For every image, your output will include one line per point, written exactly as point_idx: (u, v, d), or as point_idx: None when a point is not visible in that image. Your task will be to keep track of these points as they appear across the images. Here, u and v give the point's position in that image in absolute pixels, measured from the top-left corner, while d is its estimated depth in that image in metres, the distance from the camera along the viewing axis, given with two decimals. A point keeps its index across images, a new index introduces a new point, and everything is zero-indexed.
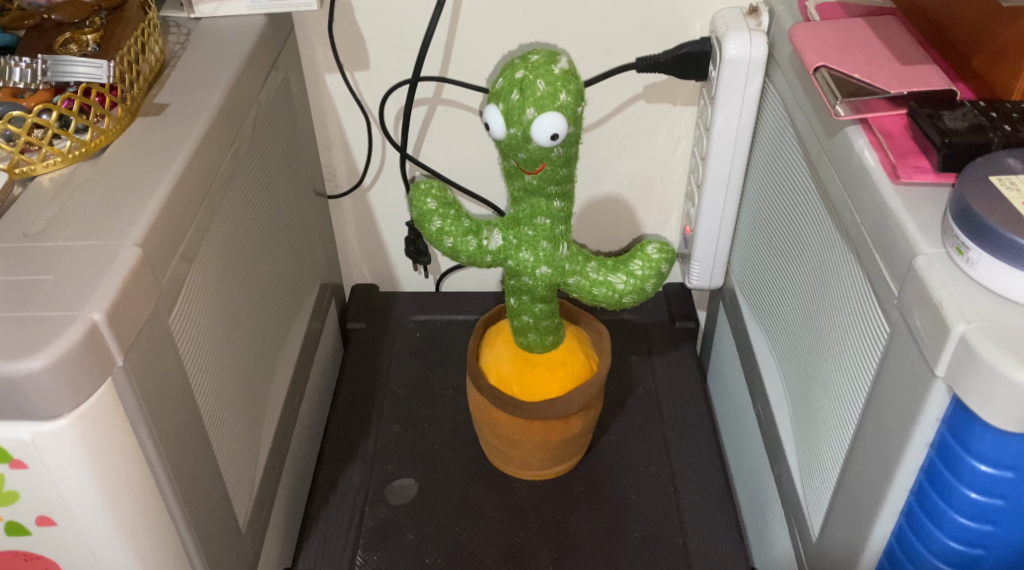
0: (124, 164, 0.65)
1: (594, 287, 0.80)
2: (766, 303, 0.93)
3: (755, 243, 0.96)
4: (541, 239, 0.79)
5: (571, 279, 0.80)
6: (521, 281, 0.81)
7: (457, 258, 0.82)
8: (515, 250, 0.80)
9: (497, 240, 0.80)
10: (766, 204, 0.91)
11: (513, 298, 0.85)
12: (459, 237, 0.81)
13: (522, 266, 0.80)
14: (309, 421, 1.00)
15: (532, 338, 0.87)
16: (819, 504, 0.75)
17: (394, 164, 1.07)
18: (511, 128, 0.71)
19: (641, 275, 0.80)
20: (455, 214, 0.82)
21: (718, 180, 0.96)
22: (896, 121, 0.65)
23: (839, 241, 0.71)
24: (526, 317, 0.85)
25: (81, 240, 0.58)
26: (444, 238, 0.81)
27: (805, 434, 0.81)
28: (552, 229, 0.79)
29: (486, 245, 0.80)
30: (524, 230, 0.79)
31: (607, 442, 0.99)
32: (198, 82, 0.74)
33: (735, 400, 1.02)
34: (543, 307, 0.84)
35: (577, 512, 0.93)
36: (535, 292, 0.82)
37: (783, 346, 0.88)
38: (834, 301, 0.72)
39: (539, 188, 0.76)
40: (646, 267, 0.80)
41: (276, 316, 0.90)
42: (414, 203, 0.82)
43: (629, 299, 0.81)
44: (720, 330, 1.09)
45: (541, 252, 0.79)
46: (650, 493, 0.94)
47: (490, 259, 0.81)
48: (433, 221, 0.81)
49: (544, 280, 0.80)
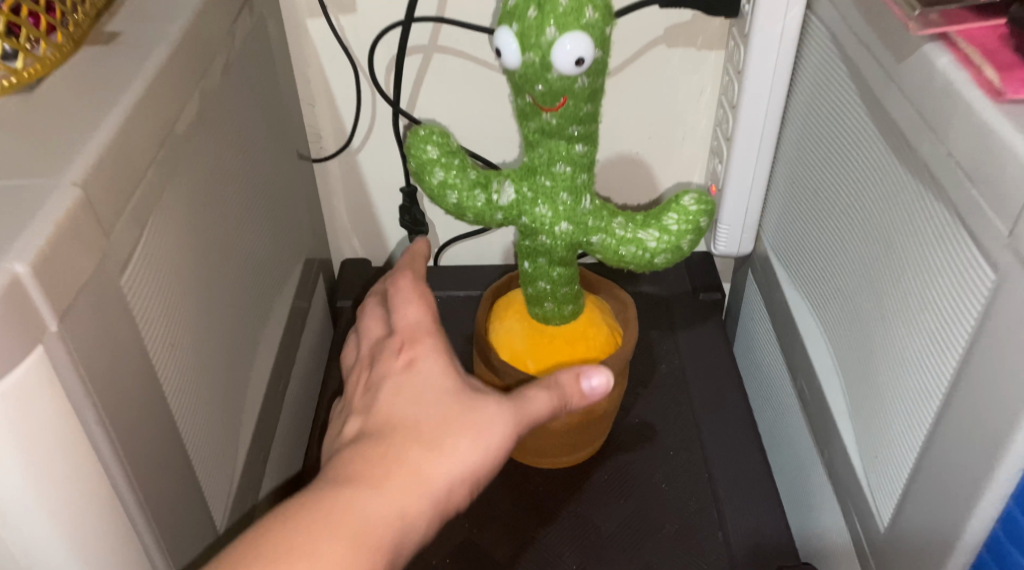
0: (66, 97, 0.54)
1: (621, 246, 0.69)
2: (810, 265, 0.83)
3: (795, 199, 0.86)
4: (560, 190, 0.68)
5: (595, 238, 0.69)
6: (537, 241, 0.71)
7: (462, 216, 0.72)
8: (530, 205, 0.69)
9: (509, 193, 0.69)
10: (808, 153, 0.81)
11: (527, 262, 0.74)
12: (465, 192, 0.70)
13: (538, 223, 0.69)
14: (294, 410, 0.89)
15: (549, 308, 0.77)
16: (892, 489, 0.66)
17: (386, 122, 0.96)
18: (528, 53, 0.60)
19: (677, 231, 0.68)
20: (459, 164, 0.71)
21: (752, 130, 0.86)
22: (988, 33, 0.55)
23: (913, 185, 0.61)
24: (542, 284, 0.74)
25: (8, 179, 0.47)
26: (447, 193, 0.70)
27: (866, 410, 0.71)
28: (573, 179, 0.68)
29: (496, 200, 0.70)
30: (540, 180, 0.68)
31: (631, 426, 0.89)
32: (157, 9, 0.63)
33: (771, 376, 0.92)
34: (561, 272, 0.74)
35: (601, 503, 0.82)
36: (554, 254, 0.72)
37: (834, 312, 0.78)
38: (905, 252, 0.63)
39: (559, 128, 0.64)
40: (682, 222, 0.68)
41: (257, 291, 0.79)
42: (412, 152, 0.71)
43: (661, 260, 0.70)
44: (749, 300, 0.99)
45: (559, 205, 0.68)
46: (681, 481, 0.84)
47: (501, 215, 0.70)
48: (435, 173, 0.70)
49: (563, 239, 0.70)
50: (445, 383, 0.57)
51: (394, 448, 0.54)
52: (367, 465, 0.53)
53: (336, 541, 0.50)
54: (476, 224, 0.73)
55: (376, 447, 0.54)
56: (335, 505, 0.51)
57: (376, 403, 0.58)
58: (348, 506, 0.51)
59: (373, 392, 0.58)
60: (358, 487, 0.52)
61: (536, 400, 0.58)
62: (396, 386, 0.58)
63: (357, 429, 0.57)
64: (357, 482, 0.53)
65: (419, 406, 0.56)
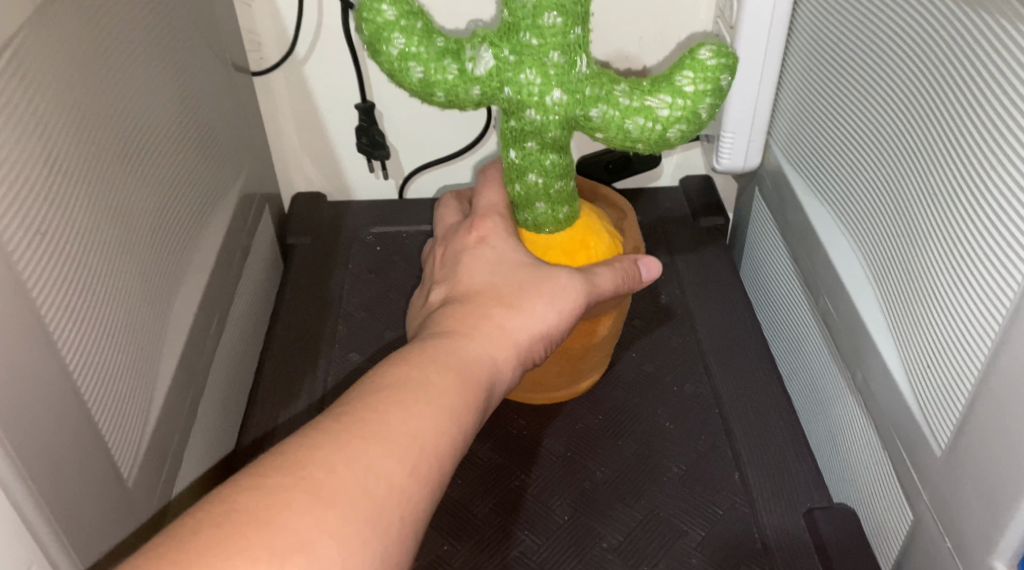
0: None
1: (626, 118, 0.58)
2: (829, 161, 0.72)
3: (811, 89, 0.75)
4: (550, 49, 0.56)
5: (595, 109, 0.58)
6: (524, 118, 0.58)
7: (430, 96, 0.59)
8: (513, 71, 0.57)
9: (486, 60, 0.57)
10: (831, 28, 0.71)
11: (512, 150, 0.62)
12: (433, 63, 0.58)
13: (525, 93, 0.57)
14: (234, 354, 0.77)
15: (541, 212, 0.64)
16: (953, 396, 0.55)
17: (335, 24, 0.84)
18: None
19: (694, 94, 0.57)
20: (423, 29, 0.58)
21: (760, 9, 0.75)
22: None
23: (1007, 17, 0.50)
24: (533, 177, 0.62)
25: None
26: (410, 64, 0.58)
27: (909, 310, 0.60)
28: (565, 32, 0.56)
29: (472, 70, 0.58)
30: (524, 38, 0.56)
31: (627, 361, 0.77)
32: None
33: (786, 300, 0.80)
34: (555, 161, 0.62)
35: (596, 445, 0.70)
36: (545, 134, 0.59)
37: (862, 208, 0.67)
38: (985, 99, 0.52)
39: None
40: (700, 81, 0.57)
41: (174, 204, 0.67)
42: (363, 17, 0.57)
43: (676, 133, 0.58)
44: (756, 220, 0.87)
45: (550, 68, 0.56)
46: (688, 418, 0.72)
47: (479, 89, 0.58)
48: (395, 40, 0.57)
49: (556, 114, 0.58)
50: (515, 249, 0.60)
51: (476, 310, 0.55)
52: (459, 320, 0.55)
53: (441, 368, 0.50)
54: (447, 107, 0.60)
55: (461, 310, 0.56)
56: (434, 355, 0.51)
57: (457, 273, 0.60)
58: (448, 350, 0.52)
59: (451, 266, 0.61)
60: (452, 336, 0.53)
61: (603, 275, 0.61)
62: (473, 256, 0.60)
63: (443, 297, 0.59)
64: (445, 339, 0.53)
65: (493, 272, 0.58)
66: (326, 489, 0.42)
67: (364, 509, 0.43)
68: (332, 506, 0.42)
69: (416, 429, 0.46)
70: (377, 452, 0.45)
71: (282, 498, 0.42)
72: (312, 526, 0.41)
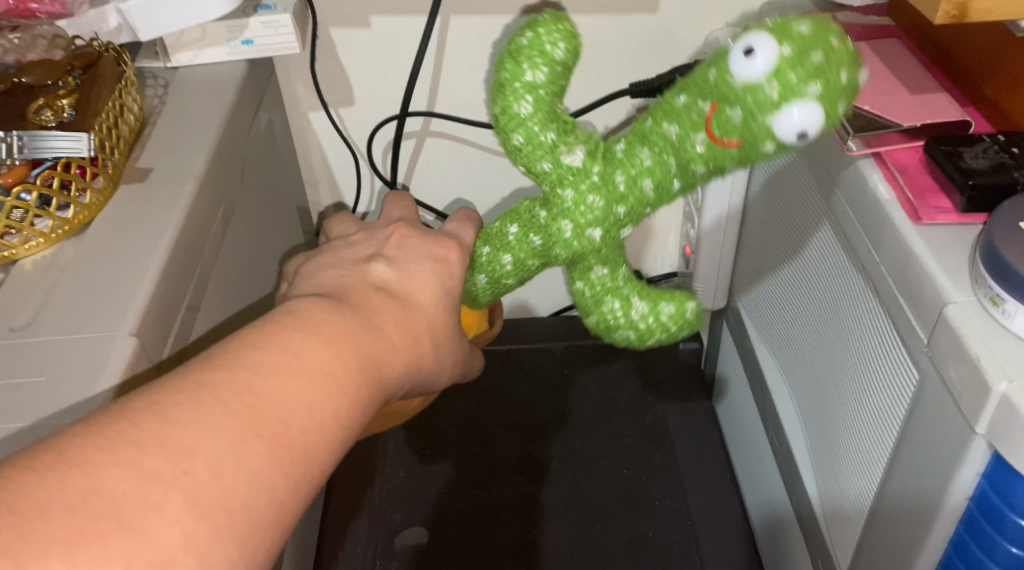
0: (109, 243, 0.61)
1: (607, 296, 0.62)
2: (775, 326, 0.91)
3: (759, 266, 0.93)
4: (624, 203, 0.58)
5: (597, 268, 0.61)
6: (555, 222, 0.59)
7: (507, 133, 0.59)
8: (583, 186, 0.58)
9: (576, 161, 0.58)
10: (770, 228, 0.89)
11: (517, 227, 0.61)
12: (535, 120, 0.58)
13: (575, 206, 0.58)
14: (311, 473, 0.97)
15: (480, 283, 0.64)
16: (848, 541, 0.74)
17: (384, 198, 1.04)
18: (703, 65, 0.56)
19: (671, 321, 0.62)
20: (553, 97, 0.59)
21: (718, 204, 0.93)
22: (910, 154, 0.63)
23: (860, 288, 0.68)
24: (506, 259, 0.62)
25: (74, 332, 0.55)
26: (524, 99, 0.58)
27: (826, 469, 0.79)
28: (640, 210, 0.58)
29: (559, 157, 0.58)
30: (616, 179, 0.57)
31: (618, 474, 0.97)
32: (176, 145, 0.71)
33: (748, 427, 1.00)
34: (535, 266, 0.62)
35: (595, 552, 0.90)
36: (550, 247, 0.60)
37: (797, 374, 0.85)
38: (854, 334, 0.70)
39: (686, 149, 0.55)
40: (676, 318, 0.62)
41: None
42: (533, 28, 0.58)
43: (619, 337, 0.63)
44: (725, 350, 1.07)
45: (610, 216, 0.58)
46: (668, 529, 0.92)
47: (545, 165, 0.59)
48: (528, 76, 0.57)
49: (572, 245, 0.59)
50: (449, 290, 0.57)
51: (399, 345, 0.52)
52: (378, 309, 0.53)
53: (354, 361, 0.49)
54: (505, 148, 0.60)
55: (402, 248, 0.58)
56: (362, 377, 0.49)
57: (404, 265, 0.57)
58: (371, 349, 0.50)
59: (405, 251, 0.58)
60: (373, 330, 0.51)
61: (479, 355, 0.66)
62: (411, 246, 0.58)
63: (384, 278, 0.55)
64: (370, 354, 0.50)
65: (430, 304, 0.55)
66: (208, 499, 0.42)
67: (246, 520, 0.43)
68: (211, 517, 0.42)
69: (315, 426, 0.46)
70: (274, 467, 0.44)
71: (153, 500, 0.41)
72: (179, 539, 0.41)
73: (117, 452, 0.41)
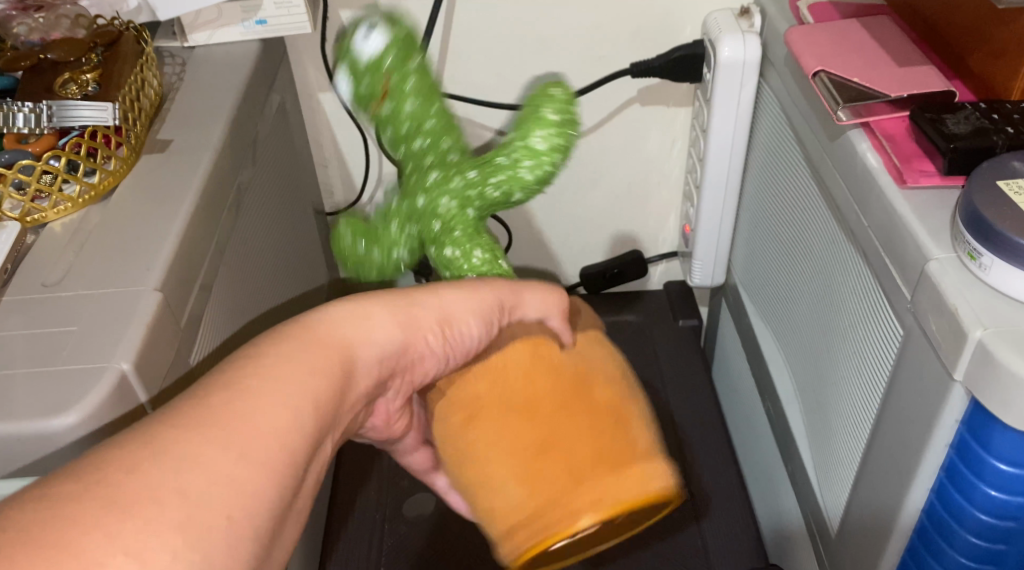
0: (134, 207, 0.65)
1: (483, 187, 0.68)
2: (769, 298, 0.93)
3: (755, 242, 0.96)
4: (429, 158, 0.69)
5: (472, 176, 0.68)
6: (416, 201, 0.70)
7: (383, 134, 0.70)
8: (413, 138, 0.69)
9: (387, 106, 0.67)
10: (765, 204, 0.92)
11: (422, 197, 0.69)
12: (372, 79, 0.66)
13: (418, 158, 0.70)
14: None
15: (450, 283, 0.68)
16: (837, 501, 0.77)
17: (391, 178, 1.07)
18: (399, 27, 0.67)
19: (545, 152, 0.67)
20: (387, 65, 0.66)
21: (717, 181, 0.96)
22: (898, 124, 0.66)
23: (850, 254, 0.71)
24: (448, 250, 0.67)
25: (103, 288, 0.58)
26: (359, 74, 0.66)
27: (818, 433, 0.81)
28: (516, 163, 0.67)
29: (393, 111, 0.67)
30: (402, 126, 0.68)
31: None
32: (194, 118, 0.74)
33: (746, 399, 1.02)
34: (462, 231, 0.68)
35: None
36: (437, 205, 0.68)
37: (790, 343, 0.88)
38: (844, 299, 0.73)
39: (377, 93, 0.67)
40: (546, 140, 0.67)
41: None
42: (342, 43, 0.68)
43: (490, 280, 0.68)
44: (724, 327, 1.10)
45: (447, 155, 0.69)
46: None
47: (404, 153, 0.70)
48: (354, 55, 0.66)
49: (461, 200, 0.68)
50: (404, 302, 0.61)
51: (373, 364, 0.55)
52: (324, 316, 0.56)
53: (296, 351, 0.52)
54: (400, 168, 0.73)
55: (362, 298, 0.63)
56: (337, 392, 0.52)
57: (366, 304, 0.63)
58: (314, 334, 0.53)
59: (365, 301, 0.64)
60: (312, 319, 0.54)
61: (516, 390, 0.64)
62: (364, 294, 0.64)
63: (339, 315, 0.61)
64: (346, 361, 0.54)
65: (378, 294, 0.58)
66: (129, 494, 0.43)
67: (224, 531, 0.44)
68: (137, 512, 0.42)
69: (256, 410, 0.48)
70: (253, 473, 0.46)
71: (76, 510, 0.42)
72: (103, 540, 0.41)
73: (89, 474, 0.43)
